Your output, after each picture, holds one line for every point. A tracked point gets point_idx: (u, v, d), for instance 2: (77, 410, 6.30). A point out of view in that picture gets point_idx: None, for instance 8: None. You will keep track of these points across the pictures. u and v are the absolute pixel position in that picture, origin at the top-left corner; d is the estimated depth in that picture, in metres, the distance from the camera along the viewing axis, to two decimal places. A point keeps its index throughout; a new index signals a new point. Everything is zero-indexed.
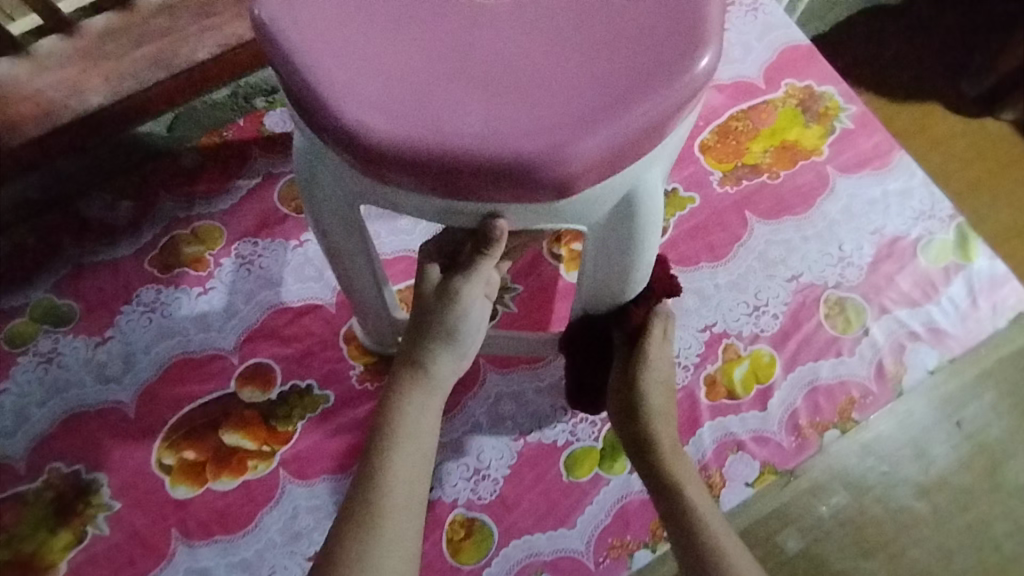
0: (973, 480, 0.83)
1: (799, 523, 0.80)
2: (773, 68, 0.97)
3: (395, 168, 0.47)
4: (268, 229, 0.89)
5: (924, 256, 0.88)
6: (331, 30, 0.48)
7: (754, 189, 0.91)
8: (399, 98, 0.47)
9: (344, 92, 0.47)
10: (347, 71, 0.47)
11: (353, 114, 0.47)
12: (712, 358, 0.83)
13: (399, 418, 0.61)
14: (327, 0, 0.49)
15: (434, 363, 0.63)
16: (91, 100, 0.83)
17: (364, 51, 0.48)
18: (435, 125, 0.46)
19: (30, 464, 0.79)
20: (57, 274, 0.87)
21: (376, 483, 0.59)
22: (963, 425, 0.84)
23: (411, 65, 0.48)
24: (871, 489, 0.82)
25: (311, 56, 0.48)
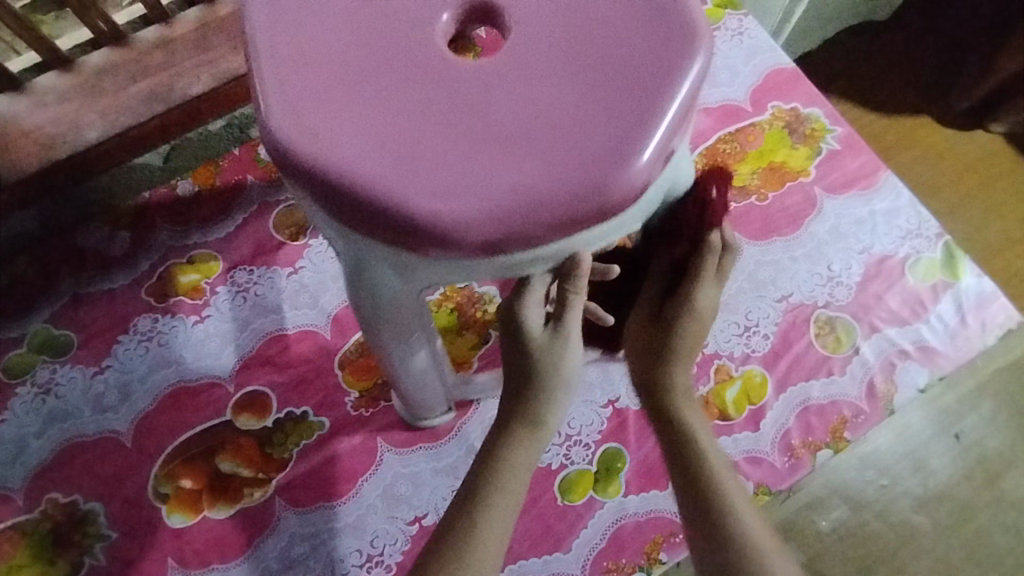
0: (973, 494, 0.83)
1: (796, 542, 0.80)
2: (759, 91, 0.99)
3: (440, 244, 0.45)
4: (264, 257, 0.90)
5: (912, 275, 0.89)
6: (327, 109, 0.46)
7: (743, 210, 0.92)
8: (425, 169, 0.45)
9: (363, 173, 0.45)
10: (357, 149, 0.45)
11: (382, 198, 0.45)
12: (704, 379, 0.84)
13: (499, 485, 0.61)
14: (320, 85, 0.47)
15: (549, 416, 0.63)
16: (88, 135, 0.85)
17: (369, 120, 0.46)
18: (469, 197, 0.44)
19: (28, 495, 0.80)
20: (54, 304, 0.88)
21: (469, 533, 0.59)
22: (961, 439, 0.85)
23: (420, 128, 0.46)
24: (868, 507, 0.82)
25: (316, 143, 0.45)
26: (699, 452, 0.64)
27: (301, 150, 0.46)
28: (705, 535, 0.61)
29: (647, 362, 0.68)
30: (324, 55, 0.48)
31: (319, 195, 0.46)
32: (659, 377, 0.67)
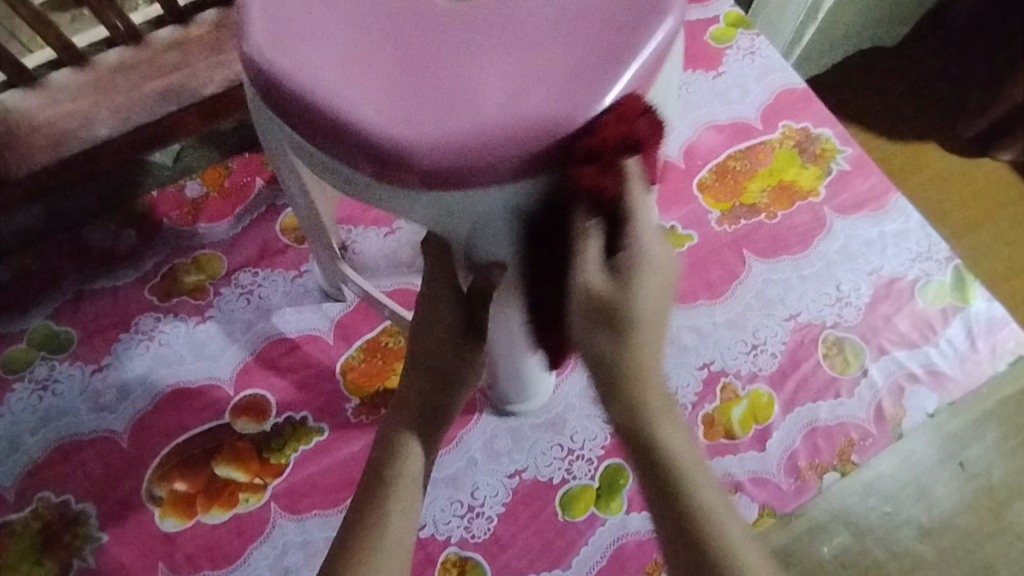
0: (978, 523, 0.81)
1: (800, 567, 0.78)
2: (770, 109, 0.99)
3: (561, 153, 0.48)
4: (269, 259, 0.89)
5: (922, 298, 0.88)
6: (391, 98, 0.49)
7: (752, 228, 0.92)
8: (525, 98, 0.48)
9: (470, 130, 0.47)
10: (448, 113, 0.48)
11: (506, 139, 0.47)
12: (710, 397, 0.83)
13: (407, 456, 0.61)
14: (373, 77, 0.49)
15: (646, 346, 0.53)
16: (100, 132, 0.85)
17: (437, 83, 0.49)
18: (580, 95, 0.48)
19: (19, 494, 0.78)
20: (56, 300, 0.87)
21: (375, 512, 0.59)
22: (966, 466, 0.83)
23: (475, 75, 0.49)
24: (872, 530, 0.80)
25: (415, 131, 0.48)
26: (646, 418, 0.53)
27: (401, 151, 0.48)
28: (671, 521, 0.54)
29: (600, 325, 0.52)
30: (349, 61, 0.50)
31: (436, 176, 0.48)
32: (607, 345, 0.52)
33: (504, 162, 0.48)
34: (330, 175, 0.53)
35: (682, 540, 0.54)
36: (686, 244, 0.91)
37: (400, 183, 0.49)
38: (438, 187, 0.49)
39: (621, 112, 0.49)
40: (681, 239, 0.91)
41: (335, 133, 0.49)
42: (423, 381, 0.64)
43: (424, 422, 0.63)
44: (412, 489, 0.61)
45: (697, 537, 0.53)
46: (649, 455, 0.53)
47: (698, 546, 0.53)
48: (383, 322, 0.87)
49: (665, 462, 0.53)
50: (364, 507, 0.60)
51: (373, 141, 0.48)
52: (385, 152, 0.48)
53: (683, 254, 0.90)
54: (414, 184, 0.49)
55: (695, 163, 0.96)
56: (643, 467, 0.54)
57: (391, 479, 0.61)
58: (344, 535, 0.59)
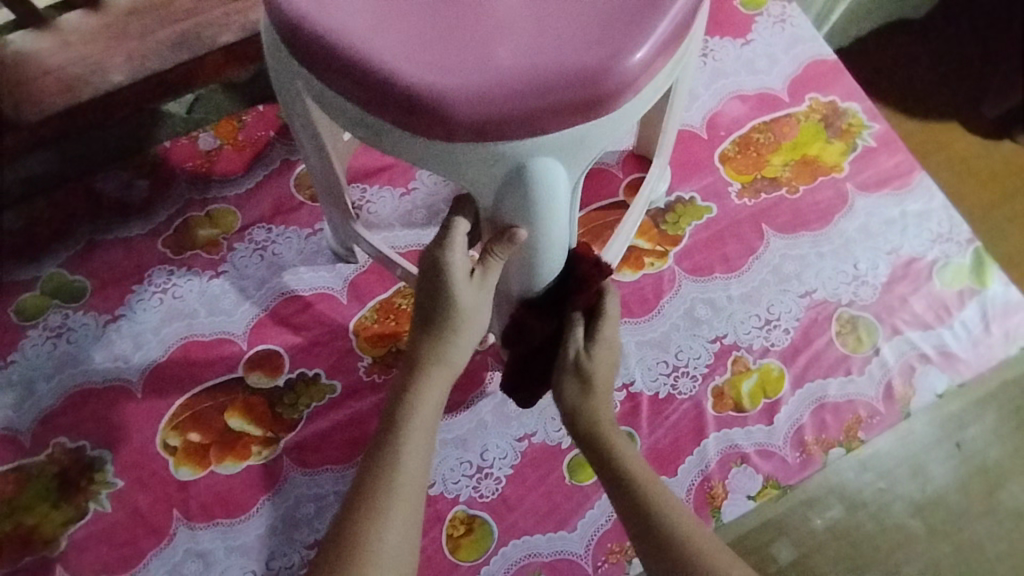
0: (972, 502, 0.82)
1: (794, 538, 0.79)
2: (798, 80, 0.96)
3: (588, 102, 0.50)
4: (283, 216, 0.89)
5: (939, 279, 0.88)
6: (420, 45, 0.50)
7: (772, 202, 0.90)
8: (553, 47, 0.50)
9: (499, 78, 0.49)
10: (478, 61, 0.50)
11: (534, 87, 0.49)
12: (721, 370, 0.83)
13: (416, 411, 0.62)
14: (399, 29, 0.50)
15: (445, 351, 0.63)
16: (114, 79, 0.84)
17: (465, 32, 0.50)
18: (606, 47, 0.50)
19: (35, 438, 0.80)
20: (70, 249, 0.87)
21: (383, 474, 0.60)
22: (962, 446, 0.83)
23: (501, 28, 0.50)
24: (865, 504, 0.81)
25: (446, 78, 0.49)
26: (599, 433, 0.67)
27: (431, 99, 0.49)
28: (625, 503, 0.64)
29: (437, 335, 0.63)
30: (377, 7, 0.51)
31: (466, 124, 0.50)
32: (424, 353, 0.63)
33: (535, 112, 0.50)
34: (354, 127, 0.54)
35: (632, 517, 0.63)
36: (705, 217, 0.90)
37: (431, 134, 0.51)
38: (466, 139, 0.51)
39: (644, 63, 0.51)
40: (700, 211, 0.90)
41: (363, 79, 0.50)
42: (425, 343, 0.63)
43: (429, 384, 0.63)
44: (422, 448, 0.62)
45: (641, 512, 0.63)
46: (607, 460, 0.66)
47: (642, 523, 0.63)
48: (398, 283, 0.86)
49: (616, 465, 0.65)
50: (377, 466, 0.60)
51: (403, 86, 0.49)
52: (416, 99, 0.50)
53: (702, 227, 0.89)
54: (443, 133, 0.51)
55: (718, 134, 0.94)
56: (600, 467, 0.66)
57: (397, 439, 0.61)
58: (356, 489, 0.60)
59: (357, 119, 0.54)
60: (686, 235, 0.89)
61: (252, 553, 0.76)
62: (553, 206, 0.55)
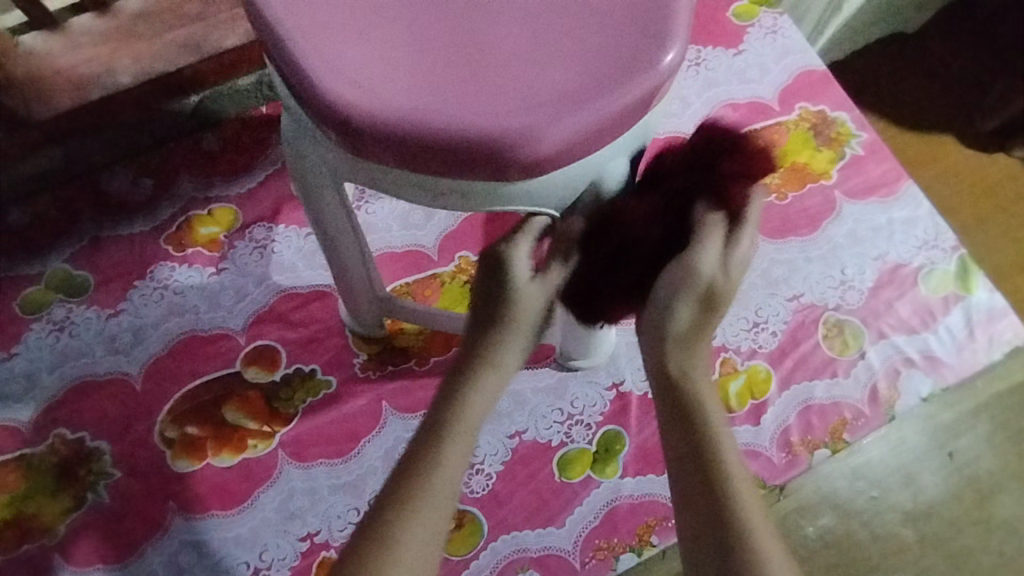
0: (959, 510, 0.83)
1: (785, 545, 0.81)
2: (788, 90, 0.99)
3: (606, 132, 0.49)
4: (282, 216, 0.91)
5: (925, 285, 0.90)
6: (446, 89, 0.48)
7: (761, 208, 0.92)
8: (578, 73, 0.48)
9: (534, 110, 0.48)
10: (507, 95, 0.48)
11: (572, 116, 0.48)
12: (709, 371, 0.85)
13: (466, 407, 0.62)
14: (402, 70, 0.48)
15: (498, 354, 0.63)
16: (120, 81, 0.89)
17: (486, 67, 0.48)
18: (618, 76, 0.48)
19: (35, 429, 0.81)
20: (74, 245, 0.89)
21: (423, 466, 0.60)
22: (954, 456, 0.85)
23: (511, 65, 0.49)
24: (858, 513, 0.83)
25: (481, 119, 0.47)
26: (699, 409, 0.62)
27: (471, 146, 0.48)
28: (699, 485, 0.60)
29: (487, 333, 0.64)
30: (388, 56, 0.49)
31: (512, 166, 0.48)
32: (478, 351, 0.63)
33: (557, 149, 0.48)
34: (389, 181, 0.53)
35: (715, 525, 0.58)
36: None
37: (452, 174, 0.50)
38: (489, 177, 0.50)
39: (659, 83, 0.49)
40: None
41: (392, 136, 0.48)
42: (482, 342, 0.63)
43: (484, 384, 0.63)
44: (463, 455, 0.61)
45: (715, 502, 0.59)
46: (696, 439, 0.61)
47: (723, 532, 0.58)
48: (394, 282, 0.88)
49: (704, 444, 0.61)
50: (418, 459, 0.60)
51: (438, 136, 0.48)
52: (455, 149, 0.48)
53: None
54: (488, 174, 0.49)
55: None
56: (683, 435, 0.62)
57: (443, 435, 0.61)
58: (392, 483, 0.60)
59: (392, 174, 0.52)
60: None
61: (246, 544, 0.77)
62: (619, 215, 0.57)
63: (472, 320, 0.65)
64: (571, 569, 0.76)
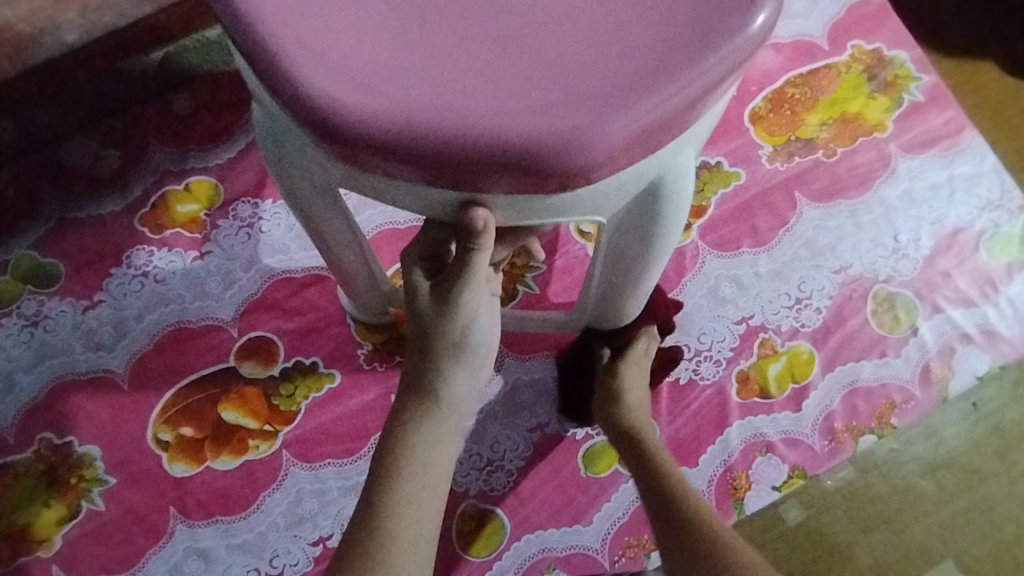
0: (991, 468, 0.77)
1: (802, 498, 0.75)
2: (839, 26, 0.86)
3: (662, 127, 0.40)
4: (270, 190, 0.81)
5: (986, 251, 0.81)
6: (464, 87, 0.39)
7: (806, 166, 0.82)
8: (625, 56, 0.39)
9: (576, 105, 0.39)
10: (540, 90, 0.39)
11: (624, 111, 0.39)
12: (747, 353, 0.77)
13: (420, 451, 0.54)
14: (406, 60, 0.39)
15: (447, 382, 0.55)
16: (68, 38, 0.73)
17: (510, 55, 0.39)
18: (673, 57, 0.39)
19: (19, 434, 0.75)
20: (40, 229, 0.80)
21: (378, 524, 0.53)
22: (978, 406, 0.78)
23: (540, 48, 0.39)
24: (880, 465, 0.76)
25: (511, 122, 0.38)
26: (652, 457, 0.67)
27: (499, 156, 0.39)
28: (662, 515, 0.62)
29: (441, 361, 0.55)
30: (385, 45, 0.40)
31: (551, 178, 0.39)
32: (426, 379, 0.55)
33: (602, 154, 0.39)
34: (395, 196, 0.44)
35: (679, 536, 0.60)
36: (733, 184, 0.81)
37: (473, 188, 0.41)
38: (519, 190, 0.41)
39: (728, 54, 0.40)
40: (727, 177, 0.82)
41: (400, 150, 0.39)
42: (433, 371, 0.55)
43: (434, 422, 0.55)
44: (431, 493, 0.54)
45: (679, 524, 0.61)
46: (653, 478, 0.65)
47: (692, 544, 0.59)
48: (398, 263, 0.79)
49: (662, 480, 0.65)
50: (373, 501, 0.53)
51: (456, 144, 0.39)
52: (479, 161, 0.39)
53: (728, 195, 0.81)
54: (515, 188, 0.40)
55: (749, 89, 0.84)
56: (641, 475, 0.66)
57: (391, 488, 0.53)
58: (347, 545, 0.53)
59: (401, 192, 0.43)
60: (711, 205, 0.81)
61: (254, 551, 0.73)
62: (676, 218, 0.49)
63: (414, 343, 0.55)
64: (599, 568, 0.72)
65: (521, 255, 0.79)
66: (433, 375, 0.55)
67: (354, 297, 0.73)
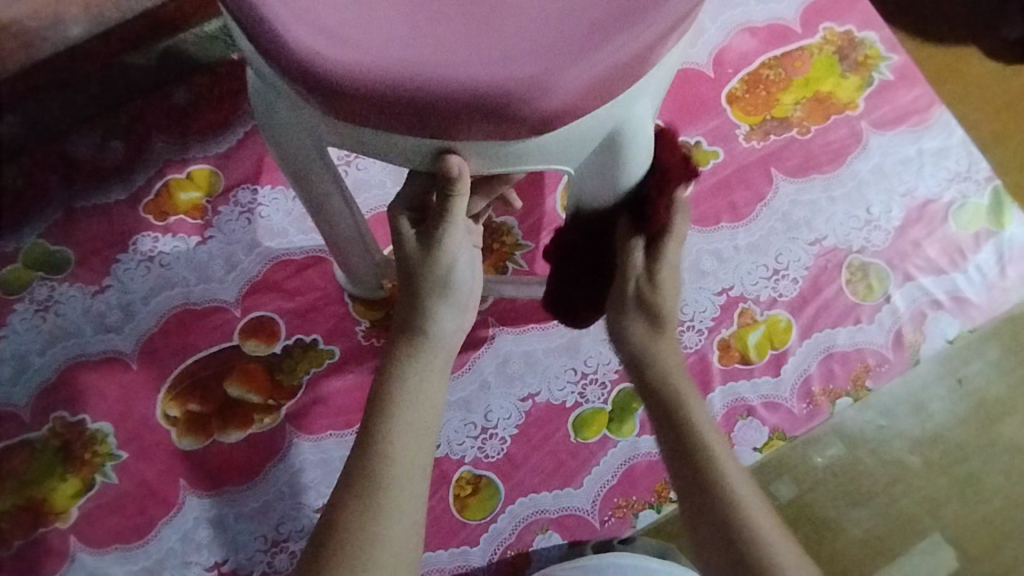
0: (970, 435, 0.81)
1: (793, 475, 0.79)
2: (812, 10, 0.90)
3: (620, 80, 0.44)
4: (268, 177, 0.85)
5: (955, 222, 0.84)
6: (435, 40, 0.42)
7: (781, 144, 0.86)
8: (584, 15, 0.43)
9: (539, 58, 0.42)
10: (506, 46, 0.42)
11: (582, 60, 0.42)
12: (727, 323, 0.81)
13: (412, 385, 0.57)
14: (383, 20, 0.43)
15: (434, 319, 0.59)
16: (71, 33, 0.76)
17: (478, 16, 0.43)
18: (629, 17, 0.43)
19: (34, 413, 0.79)
20: (48, 219, 0.83)
21: (375, 453, 0.55)
22: (964, 381, 0.82)
23: (506, 9, 0.43)
24: (866, 443, 0.80)
25: (480, 72, 0.42)
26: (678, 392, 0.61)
27: (468, 101, 0.42)
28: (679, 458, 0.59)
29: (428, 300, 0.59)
30: (363, 7, 0.43)
31: (517, 123, 0.43)
32: (415, 317, 0.59)
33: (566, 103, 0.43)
34: (377, 149, 0.47)
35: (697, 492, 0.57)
36: (711, 162, 0.85)
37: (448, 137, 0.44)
38: (490, 138, 0.44)
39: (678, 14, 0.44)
40: (706, 156, 0.86)
41: (377, 98, 0.42)
42: (422, 309, 0.58)
43: (426, 357, 0.58)
44: (428, 427, 0.57)
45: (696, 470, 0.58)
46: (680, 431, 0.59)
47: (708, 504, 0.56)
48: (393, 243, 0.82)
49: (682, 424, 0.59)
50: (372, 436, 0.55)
51: (431, 94, 0.42)
52: (452, 110, 0.42)
53: (708, 173, 0.85)
54: (487, 135, 0.44)
55: (725, 71, 0.88)
56: (666, 422, 0.60)
57: (387, 421, 0.56)
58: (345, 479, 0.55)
59: (381, 143, 0.46)
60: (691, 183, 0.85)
61: (263, 518, 0.77)
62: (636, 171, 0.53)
63: (404, 285, 0.59)
64: (590, 528, 0.76)
65: (510, 234, 0.82)
66: (422, 313, 0.59)
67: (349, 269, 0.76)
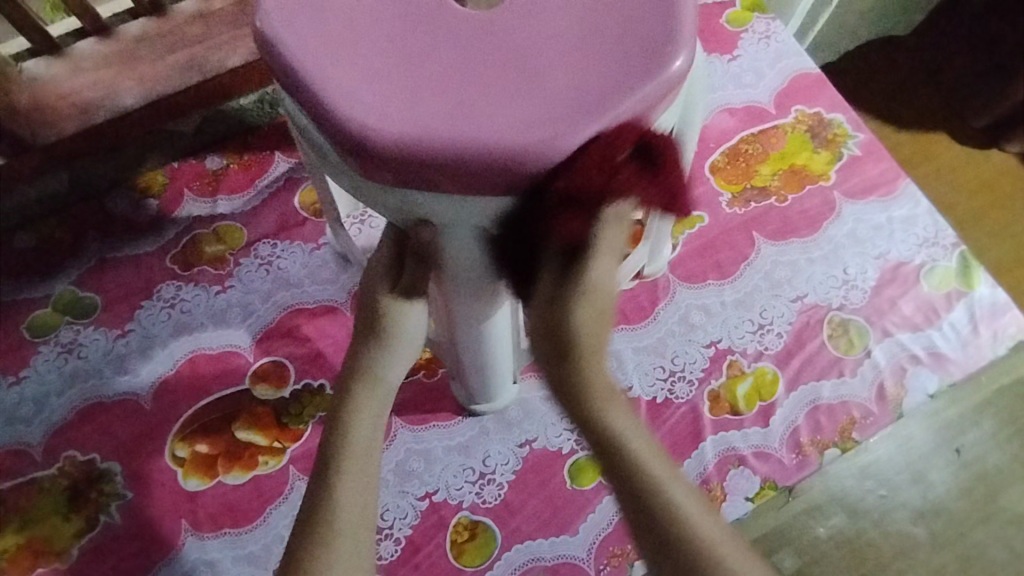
0: (971, 506, 0.83)
1: (790, 537, 0.80)
2: (783, 94, 1.00)
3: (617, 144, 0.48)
4: (287, 231, 0.92)
5: (927, 283, 0.90)
6: (470, 106, 0.47)
7: (762, 211, 0.93)
8: (583, 87, 0.48)
9: (547, 124, 0.47)
10: (516, 113, 0.47)
11: (599, 115, 0.47)
12: (717, 374, 0.85)
13: (352, 429, 0.60)
14: (405, 88, 0.48)
15: (383, 369, 0.62)
16: (124, 102, 0.90)
17: (493, 87, 0.48)
18: (626, 90, 0.48)
19: (46, 451, 0.81)
20: (81, 267, 0.90)
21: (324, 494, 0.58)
22: (962, 452, 0.85)
23: (519, 82, 0.48)
24: (868, 513, 0.82)
25: (491, 136, 0.47)
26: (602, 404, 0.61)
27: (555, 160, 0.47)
28: (623, 487, 0.60)
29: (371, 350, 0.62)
30: (388, 77, 0.48)
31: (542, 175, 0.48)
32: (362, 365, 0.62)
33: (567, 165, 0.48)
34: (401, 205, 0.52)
35: (639, 507, 0.60)
36: (698, 225, 0.92)
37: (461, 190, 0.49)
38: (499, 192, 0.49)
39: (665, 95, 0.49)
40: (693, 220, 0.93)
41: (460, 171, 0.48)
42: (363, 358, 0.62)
43: (368, 406, 0.61)
44: (369, 459, 0.60)
45: (654, 512, 0.59)
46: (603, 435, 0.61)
47: (654, 522, 0.59)
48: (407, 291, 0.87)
49: (630, 465, 0.60)
50: (331, 446, 0.60)
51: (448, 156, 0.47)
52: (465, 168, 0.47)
53: (695, 235, 0.92)
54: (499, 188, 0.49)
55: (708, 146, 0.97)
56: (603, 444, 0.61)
57: (333, 465, 0.59)
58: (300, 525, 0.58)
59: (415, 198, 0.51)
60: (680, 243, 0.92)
61: (259, 561, 0.77)
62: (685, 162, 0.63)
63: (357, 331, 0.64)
64: None
65: None
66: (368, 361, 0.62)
67: (463, 384, 0.78)
